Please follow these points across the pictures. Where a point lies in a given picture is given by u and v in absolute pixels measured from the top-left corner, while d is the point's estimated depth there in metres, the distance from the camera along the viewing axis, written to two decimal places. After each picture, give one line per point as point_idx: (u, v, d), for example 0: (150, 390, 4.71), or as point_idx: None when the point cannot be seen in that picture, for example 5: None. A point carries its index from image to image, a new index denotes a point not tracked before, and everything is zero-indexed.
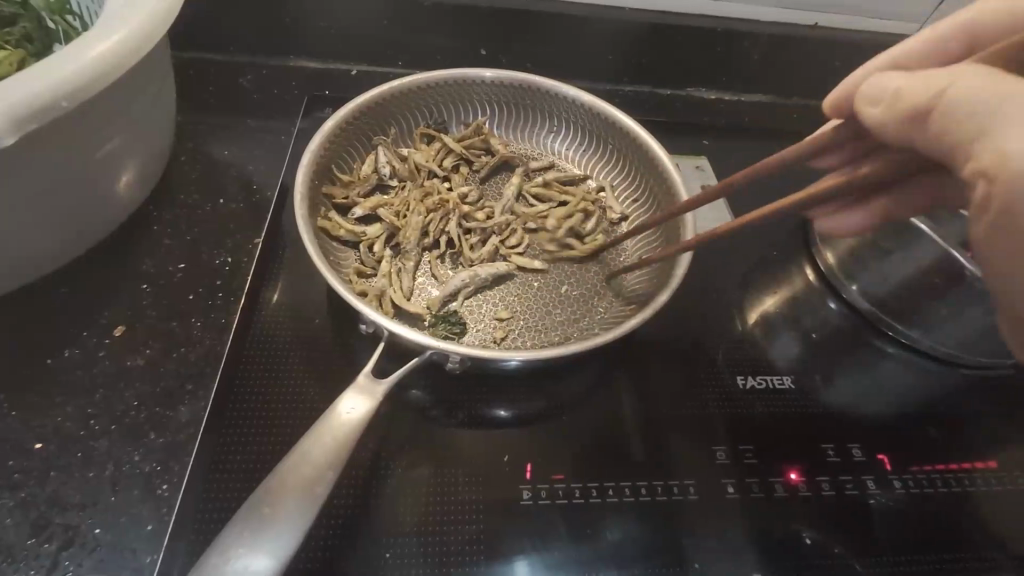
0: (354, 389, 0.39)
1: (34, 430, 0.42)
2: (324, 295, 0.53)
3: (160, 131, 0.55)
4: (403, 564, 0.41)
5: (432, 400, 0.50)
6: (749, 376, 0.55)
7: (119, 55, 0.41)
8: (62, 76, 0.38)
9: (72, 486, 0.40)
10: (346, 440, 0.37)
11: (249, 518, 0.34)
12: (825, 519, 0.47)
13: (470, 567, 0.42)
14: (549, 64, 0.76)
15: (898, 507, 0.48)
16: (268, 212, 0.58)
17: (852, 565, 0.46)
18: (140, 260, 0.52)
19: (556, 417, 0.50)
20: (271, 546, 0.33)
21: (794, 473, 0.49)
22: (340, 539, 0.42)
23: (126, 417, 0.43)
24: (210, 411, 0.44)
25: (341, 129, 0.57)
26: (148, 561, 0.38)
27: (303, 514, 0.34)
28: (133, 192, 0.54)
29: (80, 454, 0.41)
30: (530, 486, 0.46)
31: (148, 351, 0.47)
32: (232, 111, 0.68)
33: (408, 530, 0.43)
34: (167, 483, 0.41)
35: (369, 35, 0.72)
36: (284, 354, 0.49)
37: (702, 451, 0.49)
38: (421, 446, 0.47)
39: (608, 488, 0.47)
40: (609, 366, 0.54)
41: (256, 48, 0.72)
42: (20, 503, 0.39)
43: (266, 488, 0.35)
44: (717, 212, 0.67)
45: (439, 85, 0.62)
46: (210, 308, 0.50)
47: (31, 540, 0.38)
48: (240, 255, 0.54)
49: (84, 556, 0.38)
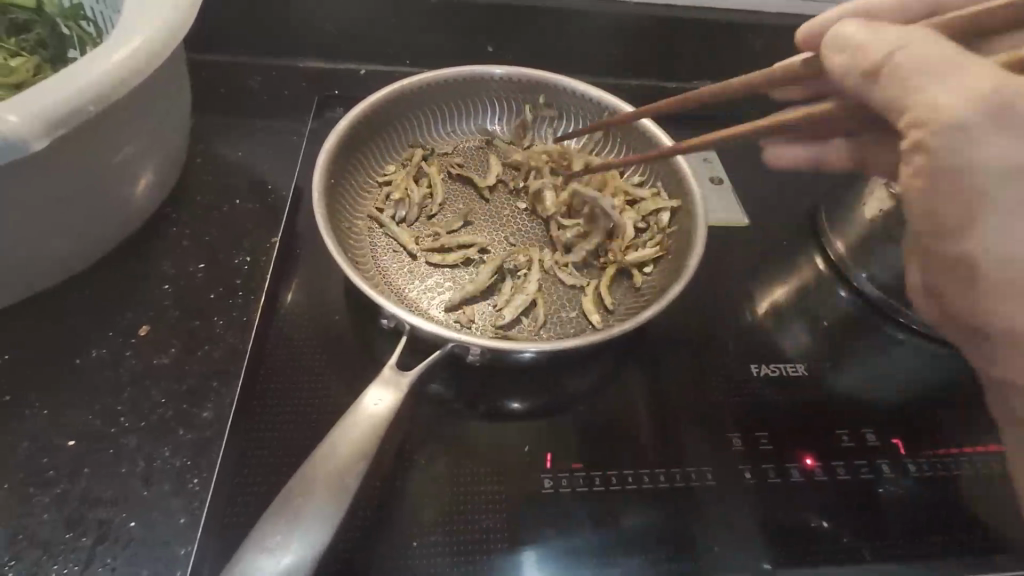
0: (380, 382, 0.39)
1: (66, 429, 0.43)
2: (343, 291, 0.54)
3: (176, 134, 0.56)
4: (429, 551, 0.42)
5: (452, 393, 0.50)
6: (763, 365, 0.55)
7: (141, 61, 0.41)
8: (88, 82, 0.39)
9: (104, 482, 0.41)
10: (374, 432, 0.38)
11: (284, 508, 0.34)
12: (841, 503, 0.48)
13: (495, 555, 0.43)
14: (556, 60, 0.77)
15: (914, 492, 0.49)
16: (284, 212, 0.59)
17: (869, 550, 0.46)
18: (160, 260, 0.53)
19: (574, 407, 0.51)
20: (308, 533, 0.34)
21: (809, 459, 0.50)
22: (368, 528, 0.43)
23: (154, 413, 0.44)
24: (237, 407, 0.45)
25: (355, 127, 0.58)
26: (182, 553, 0.39)
27: (336, 504, 0.35)
28: (152, 195, 0.55)
29: (110, 451, 0.42)
30: (551, 475, 0.47)
31: (172, 349, 0.48)
32: (244, 113, 0.68)
33: (434, 518, 0.44)
34: (197, 477, 0.42)
35: (376, 34, 0.73)
36: (307, 349, 0.50)
37: (718, 438, 0.50)
38: (443, 437, 0.48)
39: (627, 476, 0.47)
40: (625, 356, 0.55)
41: (266, 50, 0.73)
42: (54, 499, 0.40)
43: (298, 479, 0.35)
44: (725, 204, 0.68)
45: (450, 82, 0.62)
46: (231, 306, 0.51)
47: (68, 534, 0.39)
48: (258, 254, 0.55)
49: (120, 549, 0.39)
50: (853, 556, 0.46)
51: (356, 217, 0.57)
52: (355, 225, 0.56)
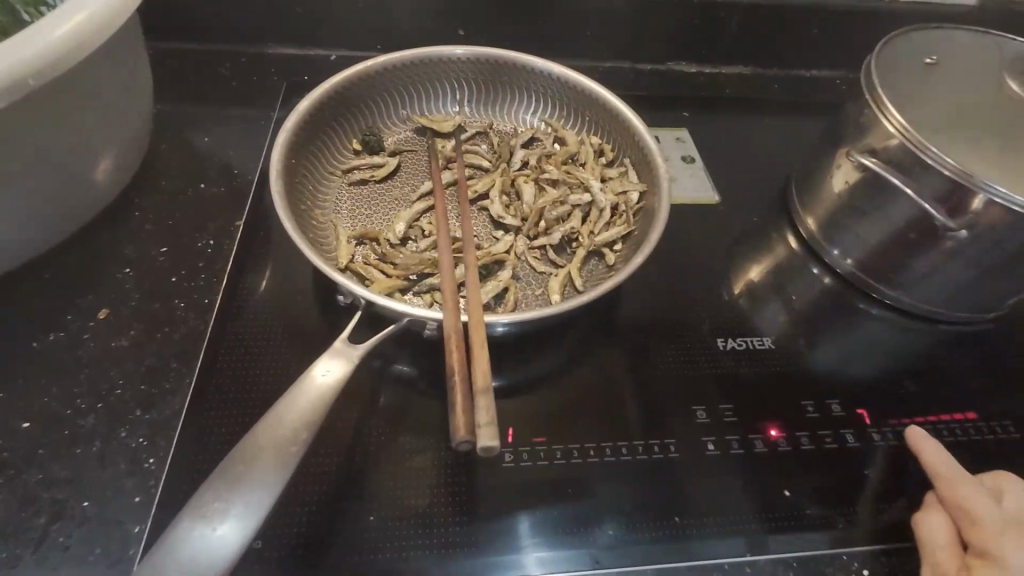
0: (330, 354, 0.40)
1: (21, 410, 0.43)
2: (307, 273, 0.54)
3: (137, 118, 0.55)
4: (387, 526, 0.42)
5: (416, 371, 0.50)
6: (730, 339, 0.56)
7: (86, 38, 0.41)
8: (27, 55, 0.38)
9: (59, 462, 0.41)
10: (321, 404, 0.38)
11: (224, 478, 0.34)
12: (805, 471, 0.48)
13: (454, 528, 0.42)
14: (528, 43, 0.76)
15: (880, 461, 0.49)
16: (249, 197, 0.58)
17: (831, 518, 0.46)
18: (122, 245, 0.53)
19: (538, 384, 0.51)
20: (249, 499, 0.34)
21: (774, 430, 0.50)
22: (324, 504, 0.42)
23: (111, 395, 0.44)
24: (194, 385, 0.45)
25: (318, 108, 0.58)
26: (135, 531, 0.39)
27: (279, 472, 0.35)
28: (112, 180, 0.54)
29: (66, 432, 0.42)
30: (512, 450, 0.47)
31: (131, 332, 0.48)
32: (212, 100, 0.68)
33: (392, 495, 0.44)
34: (153, 456, 0.42)
35: (344, 20, 0.72)
36: (269, 330, 0.49)
37: (683, 411, 0.50)
38: (405, 415, 0.48)
39: (589, 449, 0.47)
40: (594, 334, 0.55)
41: (235, 37, 0.72)
42: (7, 480, 0.40)
43: (242, 449, 0.35)
44: (696, 182, 0.68)
45: (415, 64, 0.62)
46: (193, 289, 0.51)
47: (20, 514, 0.39)
48: (222, 238, 0.55)
49: (73, 528, 0.38)
50: (815, 524, 0.46)
51: (321, 198, 0.56)
52: (320, 206, 0.56)
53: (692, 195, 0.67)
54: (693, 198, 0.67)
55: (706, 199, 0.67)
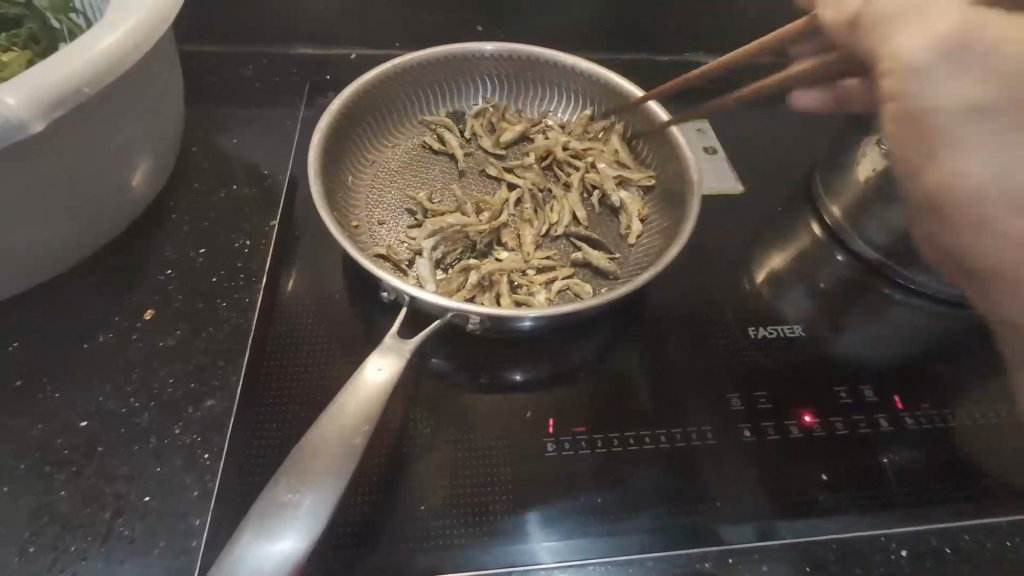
0: (380, 350, 0.41)
1: (78, 410, 0.44)
2: (343, 270, 0.55)
3: (171, 122, 0.56)
4: (436, 515, 0.43)
5: (453, 366, 0.51)
6: (760, 327, 0.56)
7: (126, 48, 0.42)
8: (79, 66, 0.39)
9: (117, 458, 0.42)
10: (376, 398, 0.39)
11: (290, 472, 0.36)
12: (838, 456, 0.49)
13: (502, 516, 0.44)
14: (546, 38, 0.77)
15: (911, 444, 0.50)
16: (282, 198, 0.59)
17: (867, 503, 0.47)
18: (162, 247, 0.54)
19: (572, 376, 0.52)
20: (318, 491, 0.35)
21: (808, 416, 0.51)
22: (375, 497, 0.44)
23: (163, 393, 0.45)
24: (243, 385, 0.46)
25: (348, 108, 0.58)
26: (196, 523, 0.40)
27: (341, 463, 0.36)
28: (148, 183, 0.55)
29: (122, 429, 0.43)
30: (554, 439, 0.48)
31: (177, 332, 0.49)
32: (238, 102, 0.69)
33: (439, 485, 0.45)
34: (209, 452, 0.43)
35: (365, 19, 0.73)
36: (310, 326, 0.50)
37: (717, 400, 0.51)
38: (445, 408, 0.49)
39: (628, 438, 0.48)
40: (625, 325, 0.56)
41: (258, 39, 0.73)
42: (70, 477, 0.41)
43: (304, 445, 0.37)
44: (719, 172, 0.68)
45: (439, 61, 0.63)
46: (234, 289, 0.52)
47: (85, 509, 0.40)
48: (257, 237, 0.55)
49: (137, 521, 0.40)
50: (851, 509, 0.46)
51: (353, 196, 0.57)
52: (351, 203, 0.57)
53: (715, 185, 0.67)
54: (716, 188, 0.67)
55: (728, 189, 0.67)
